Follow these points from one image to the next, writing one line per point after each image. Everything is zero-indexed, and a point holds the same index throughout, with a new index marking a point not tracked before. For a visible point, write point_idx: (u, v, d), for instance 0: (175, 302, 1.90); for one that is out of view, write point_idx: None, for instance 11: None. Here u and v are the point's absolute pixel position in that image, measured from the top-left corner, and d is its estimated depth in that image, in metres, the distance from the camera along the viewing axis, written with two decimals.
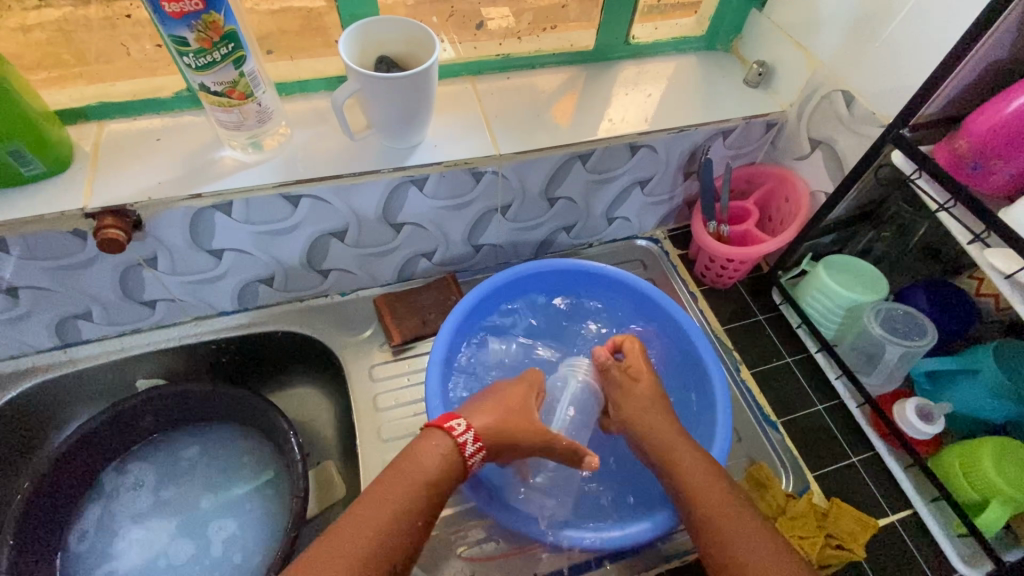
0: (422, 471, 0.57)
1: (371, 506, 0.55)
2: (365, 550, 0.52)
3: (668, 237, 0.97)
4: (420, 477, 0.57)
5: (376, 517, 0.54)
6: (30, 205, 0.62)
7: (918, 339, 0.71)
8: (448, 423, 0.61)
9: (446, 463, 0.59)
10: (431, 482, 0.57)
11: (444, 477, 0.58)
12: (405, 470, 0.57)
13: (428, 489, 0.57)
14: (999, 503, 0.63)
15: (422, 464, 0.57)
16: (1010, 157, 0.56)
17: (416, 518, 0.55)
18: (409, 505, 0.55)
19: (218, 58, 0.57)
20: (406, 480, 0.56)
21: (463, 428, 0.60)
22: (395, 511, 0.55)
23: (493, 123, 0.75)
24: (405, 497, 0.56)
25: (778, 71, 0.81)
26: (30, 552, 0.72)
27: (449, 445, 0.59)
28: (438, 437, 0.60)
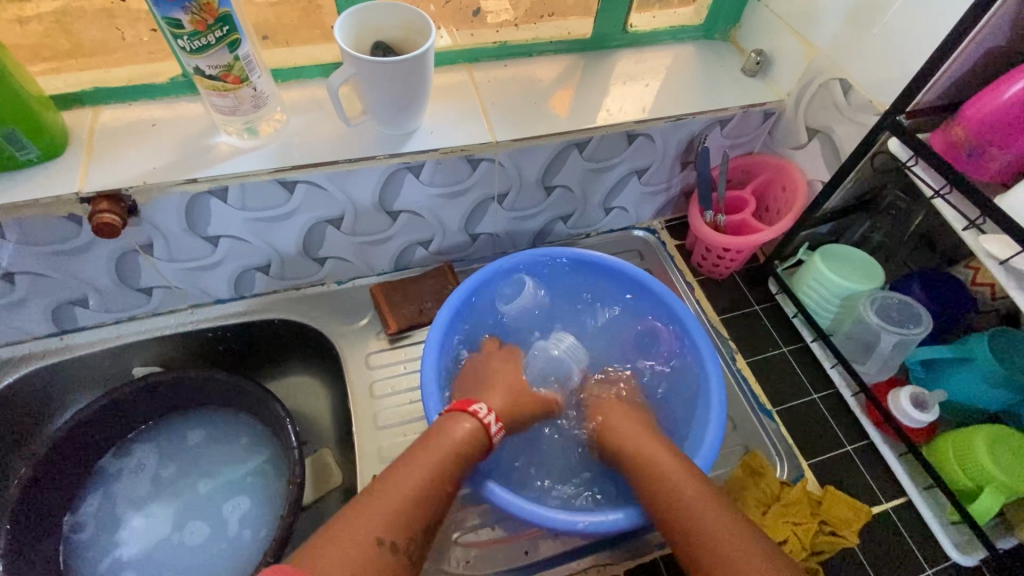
0: (451, 443, 0.58)
1: (401, 474, 0.55)
2: (396, 514, 0.52)
3: (666, 227, 0.97)
4: (449, 450, 0.58)
5: (405, 485, 0.54)
6: (25, 189, 0.61)
7: (914, 327, 0.71)
8: (471, 407, 0.62)
9: (472, 437, 0.60)
10: (459, 455, 0.58)
11: (470, 452, 0.59)
12: (436, 442, 0.58)
13: (456, 461, 0.58)
14: (993, 490, 0.63)
15: (452, 437, 0.59)
16: (1006, 143, 0.56)
17: (444, 490, 0.56)
18: (439, 475, 0.56)
19: (213, 41, 0.56)
20: (438, 451, 0.57)
21: (485, 411, 0.62)
22: (425, 479, 0.55)
23: (490, 111, 0.75)
24: (437, 467, 0.56)
25: (775, 60, 0.81)
26: (27, 537, 0.72)
27: (475, 425, 0.61)
28: (464, 419, 0.61)
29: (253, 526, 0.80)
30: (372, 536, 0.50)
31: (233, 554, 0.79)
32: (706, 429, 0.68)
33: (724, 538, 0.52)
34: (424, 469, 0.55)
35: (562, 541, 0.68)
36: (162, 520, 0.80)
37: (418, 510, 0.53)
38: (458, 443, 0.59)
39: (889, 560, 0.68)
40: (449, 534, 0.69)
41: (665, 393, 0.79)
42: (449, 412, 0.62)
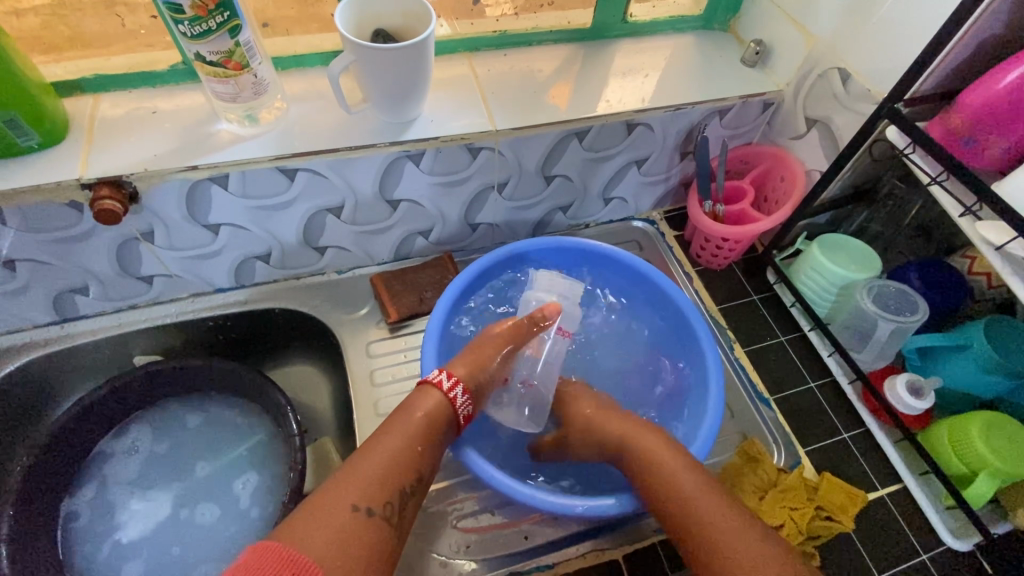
0: (416, 413, 0.59)
1: (378, 445, 0.56)
2: (377, 480, 0.53)
3: (665, 218, 0.97)
4: (418, 420, 0.59)
5: (377, 456, 0.55)
6: (26, 175, 0.62)
7: (910, 315, 0.72)
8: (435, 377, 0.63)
9: (438, 406, 0.61)
10: (428, 423, 0.59)
11: (438, 421, 0.60)
12: (403, 415, 0.59)
13: (427, 433, 0.59)
14: (987, 475, 0.64)
15: (419, 409, 0.60)
16: (1004, 131, 0.57)
17: (418, 458, 0.56)
18: (413, 442, 0.57)
19: (214, 26, 0.57)
20: (410, 423, 0.58)
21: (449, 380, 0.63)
22: (401, 446, 0.56)
23: (490, 100, 0.75)
24: (408, 436, 0.57)
25: (775, 50, 0.81)
26: (29, 524, 0.72)
27: (439, 396, 0.61)
28: (428, 391, 0.62)
29: (254, 514, 0.81)
30: (347, 503, 0.50)
31: (233, 541, 0.79)
32: (704, 416, 0.69)
33: (716, 522, 0.54)
34: (401, 439, 0.56)
35: (561, 527, 0.69)
36: (163, 507, 0.81)
37: (392, 477, 0.54)
38: (424, 413, 0.59)
39: (884, 545, 0.69)
40: (449, 520, 0.69)
41: (663, 382, 0.80)
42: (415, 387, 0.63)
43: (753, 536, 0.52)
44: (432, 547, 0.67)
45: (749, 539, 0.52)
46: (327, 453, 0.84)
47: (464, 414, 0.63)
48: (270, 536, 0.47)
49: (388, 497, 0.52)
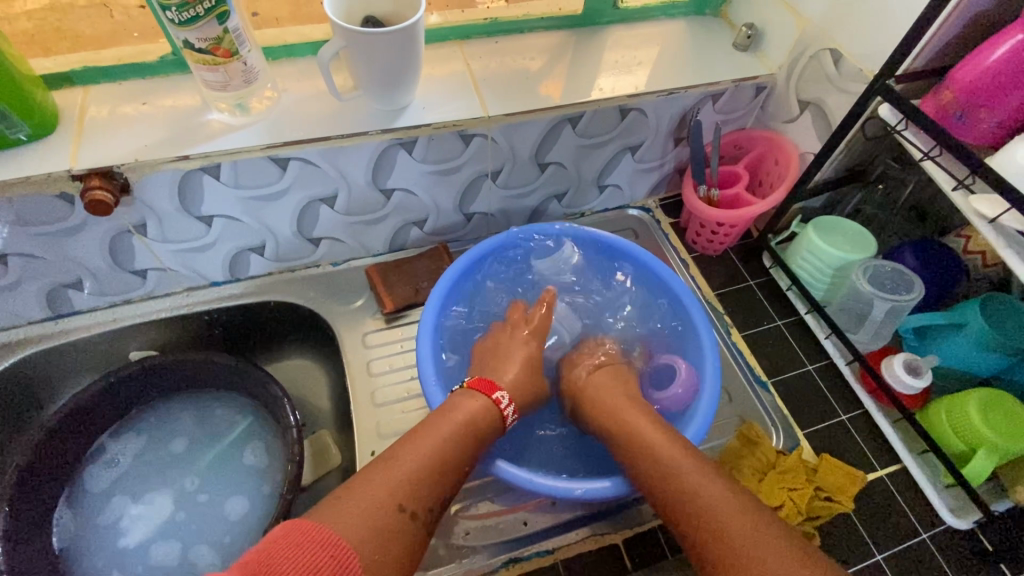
0: (463, 419, 0.60)
1: (427, 441, 0.57)
2: (420, 479, 0.54)
3: (660, 206, 0.97)
4: (462, 427, 0.59)
5: (419, 455, 0.55)
6: (16, 168, 0.61)
7: (907, 294, 0.71)
8: (493, 392, 0.64)
9: (483, 413, 0.62)
10: (471, 430, 0.60)
11: (480, 430, 0.61)
12: (448, 417, 0.60)
13: (474, 438, 0.60)
14: (986, 452, 0.64)
15: (467, 414, 0.60)
16: (995, 105, 0.57)
17: (456, 463, 0.57)
18: (461, 447, 0.58)
19: (201, 12, 0.56)
20: (460, 425, 0.59)
21: (505, 400, 0.65)
22: (451, 448, 0.57)
23: (481, 86, 0.75)
24: (451, 439, 0.58)
25: (767, 34, 0.81)
26: (27, 520, 0.72)
27: (487, 405, 0.63)
28: (478, 398, 0.63)
29: (255, 507, 0.81)
30: (390, 502, 0.51)
31: (235, 534, 0.79)
32: (700, 398, 0.69)
33: (702, 495, 0.53)
34: (449, 441, 0.58)
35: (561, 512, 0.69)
36: (163, 501, 0.81)
37: (430, 480, 0.54)
38: (474, 418, 0.61)
39: (883, 526, 0.69)
40: (449, 508, 0.69)
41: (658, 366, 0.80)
42: (464, 390, 0.64)
43: (735, 511, 0.51)
44: (433, 535, 0.67)
45: (734, 512, 0.51)
46: (325, 445, 0.84)
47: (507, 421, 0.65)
48: (314, 515, 0.47)
49: (427, 502, 0.53)
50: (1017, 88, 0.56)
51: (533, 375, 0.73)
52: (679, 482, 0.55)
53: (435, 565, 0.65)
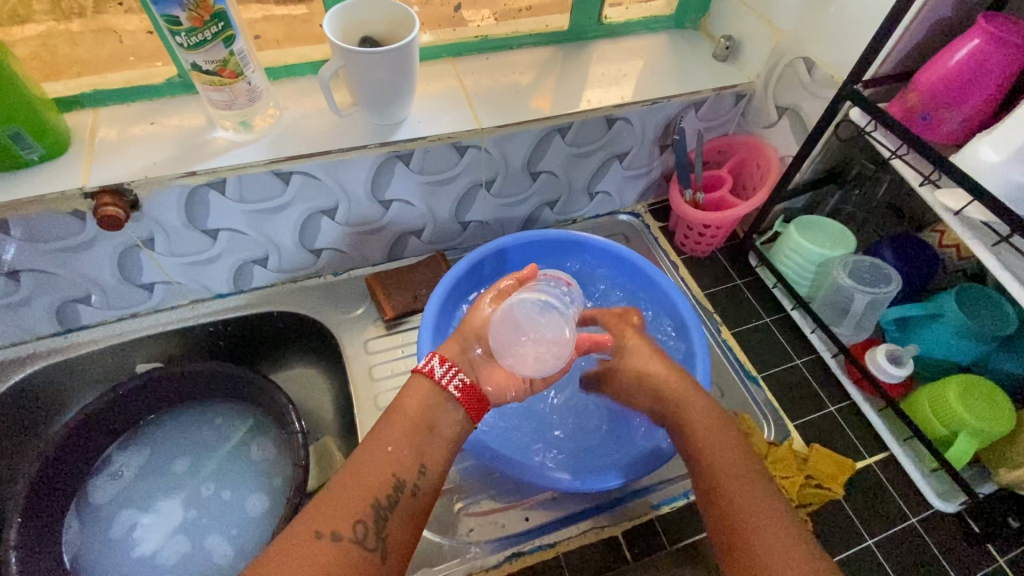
0: (404, 416, 0.57)
1: (369, 453, 0.54)
2: (367, 492, 0.52)
3: (649, 211, 1.01)
4: (403, 427, 0.56)
5: (354, 471, 0.53)
6: (29, 187, 0.64)
7: (885, 286, 0.75)
8: (431, 366, 0.60)
9: (427, 402, 0.58)
10: (414, 424, 0.56)
11: (427, 421, 0.57)
12: (390, 419, 0.57)
13: (420, 430, 0.57)
14: (966, 435, 0.66)
15: (405, 411, 0.57)
16: (956, 106, 0.61)
17: (397, 464, 0.54)
18: (408, 445, 0.55)
19: (209, 36, 0.60)
20: (401, 423, 0.56)
21: (446, 370, 0.60)
22: (396, 450, 0.55)
23: (474, 100, 0.78)
24: (396, 442, 0.55)
25: (744, 44, 0.85)
26: (38, 532, 0.73)
27: (430, 388, 0.59)
28: (419, 381, 0.60)
29: (261, 514, 0.82)
30: (313, 529, 0.49)
31: (243, 540, 0.80)
32: None
33: (741, 495, 0.54)
34: (394, 444, 0.55)
35: (561, 506, 0.71)
36: (172, 510, 0.82)
37: (376, 491, 0.52)
38: (415, 407, 0.58)
39: (873, 511, 0.71)
40: (453, 506, 0.71)
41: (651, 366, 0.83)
42: (407, 380, 0.61)
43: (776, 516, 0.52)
44: (436, 532, 0.68)
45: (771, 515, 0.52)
46: (329, 450, 0.85)
47: (457, 394, 0.60)
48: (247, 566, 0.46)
49: (358, 517, 0.50)
50: (977, 90, 0.59)
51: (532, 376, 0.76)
52: (725, 477, 0.56)
53: (440, 561, 0.67)
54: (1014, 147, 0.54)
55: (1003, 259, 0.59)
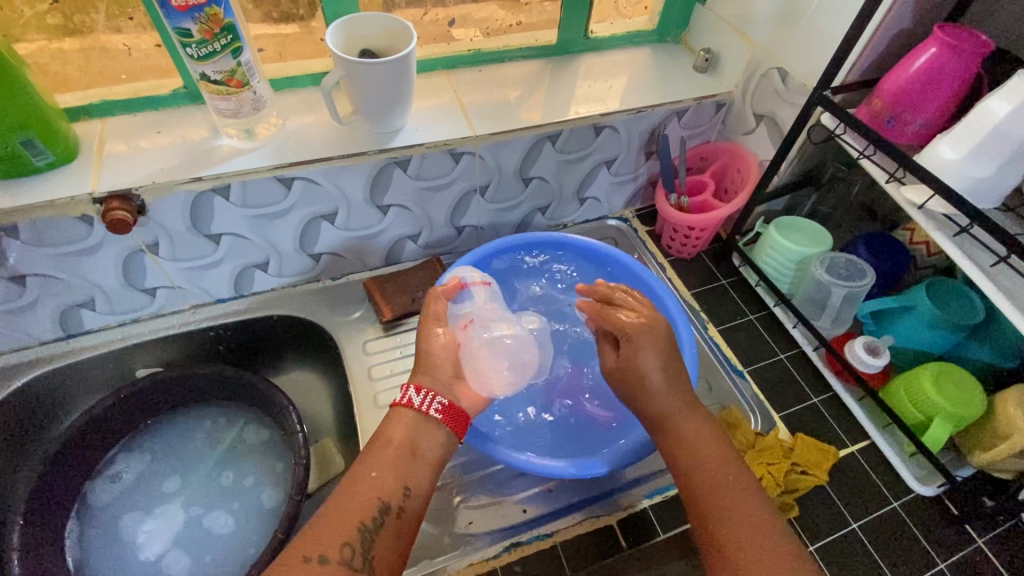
0: (388, 443, 0.59)
1: (354, 480, 0.56)
2: (353, 517, 0.54)
3: (636, 216, 1.05)
4: (388, 454, 0.58)
5: (341, 499, 0.55)
6: (40, 192, 0.66)
7: (860, 280, 0.79)
8: (407, 397, 0.62)
9: (410, 430, 0.60)
10: (398, 448, 0.59)
11: (410, 447, 0.59)
12: (373, 447, 0.59)
13: (404, 455, 0.59)
14: (941, 419, 0.70)
15: (387, 440, 0.59)
16: (918, 109, 0.66)
17: (382, 486, 0.56)
18: (393, 468, 0.57)
19: (218, 48, 0.63)
20: (383, 450, 0.58)
21: (423, 398, 0.62)
22: (382, 474, 0.57)
23: (468, 110, 0.82)
24: (382, 467, 0.57)
25: (722, 57, 0.90)
26: (39, 536, 0.73)
27: (412, 418, 0.61)
28: (399, 412, 0.61)
29: (260, 516, 0.83)
30: (301, 554, 0.51)
31: (242, 541, 0.81)
32: None
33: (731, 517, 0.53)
34: (379, 470, 0.57)
35: (556, 498, 0.73)
36: (172, 514, 0.83)
37: (362, 515, 0.54)
38: (400, 434, 0.60)
39: (857, 497, 0.74)
40: (451, 499, 0.72)
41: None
42: (388, 412, 0.62)
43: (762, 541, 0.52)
44: (436, 525, 0.70)
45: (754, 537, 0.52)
46: (329, 453, 0.87)
47: (438, 417, 0.61)
48: None
49: (344, 539, 0.52)
50: (936, 95, 0.64)
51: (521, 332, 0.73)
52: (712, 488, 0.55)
53: (440, 554, 0.68)
54: (970, 145, 0.59)
55: (965, 249, 0.63)
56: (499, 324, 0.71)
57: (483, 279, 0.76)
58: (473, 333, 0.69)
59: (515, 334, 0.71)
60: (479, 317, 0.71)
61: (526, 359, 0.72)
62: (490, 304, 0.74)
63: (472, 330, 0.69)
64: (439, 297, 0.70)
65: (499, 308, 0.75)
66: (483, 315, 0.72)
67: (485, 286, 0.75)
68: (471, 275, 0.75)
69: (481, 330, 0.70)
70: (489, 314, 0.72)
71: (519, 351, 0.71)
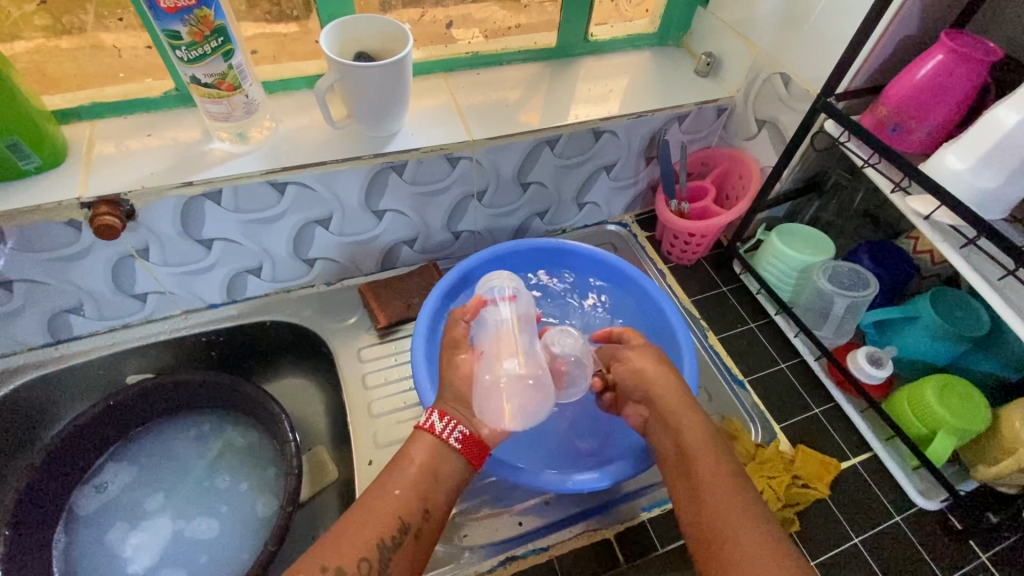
0: (410, 463, 0.58)
1: (377, 498, 0.56)
2: (375, 534, 0.53)
3: (636, 221, 1.03)
4: (410, 473, 0.57)
5: (359, 515, 0.55)
6: (27, 197, 0.65)
7: (863, 290, 0.77)
8: (431, 420, 0.61)
9: (432, 453, 0.59)
10: (421, 471, 0.58)
11: (432, 469, 0.58)
12: (398, 467, 0.58)
13: (428, 477, 0.58)
14: (945, 434, 0.68)
15: (413, 461, 0.58)
16: (924, 117, 0.64)
17: (404, 506, 0.56)
18: (416, 491, 0.57)
19: (209, 50, 0.61)
20: (408, 473, 0.57)
21: (448, 424, 0.60)
22: (406, 495, 0.56)
23: (465, 114, 0.81)
24: (406, 488, 0.57)
25: (724, 61, 0.89)
26: (25, 546, 0.72)
27: (433, 442, 0.60)
28: (421, 434, 0.60)
29: (252, 525, 0.82)
30: (321, 562, 0.51)
31: (233, 551, 0.80)
32: None
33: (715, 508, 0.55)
34: (405, 489, 0.56)
35: (553, 511, 0.71)
36: (162, 524, 0.81)
37: (386, 532, 0.54)
38: (422, 456, 0.59)
39: (858, 511, 0.73)
40: None
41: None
42: (411, 433, 0.61)
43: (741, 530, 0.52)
44: None
45: (734, 521, 0.53)
46: (322, 461, 0.86)
47: (459, 445, 0.60)
48: None
49: (363, 554, 0.52)
50: (942, 103, 0.63)
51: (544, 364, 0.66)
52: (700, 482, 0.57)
53: (434, 567, 0.67)
54: (977, 154, 0.57)
55: (971, 261, 0.62)
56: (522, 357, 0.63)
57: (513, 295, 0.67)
58: (483, 364, 0.63)
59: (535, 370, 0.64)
60: (502, 344, 0.64)
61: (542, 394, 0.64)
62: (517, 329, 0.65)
63: (493, 359, 0.63)
64: (459, 320, 0.67)
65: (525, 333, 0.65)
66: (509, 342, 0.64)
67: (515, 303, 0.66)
68: (503, 291, 0.67)
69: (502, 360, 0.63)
70: (515, 342, 0.64)
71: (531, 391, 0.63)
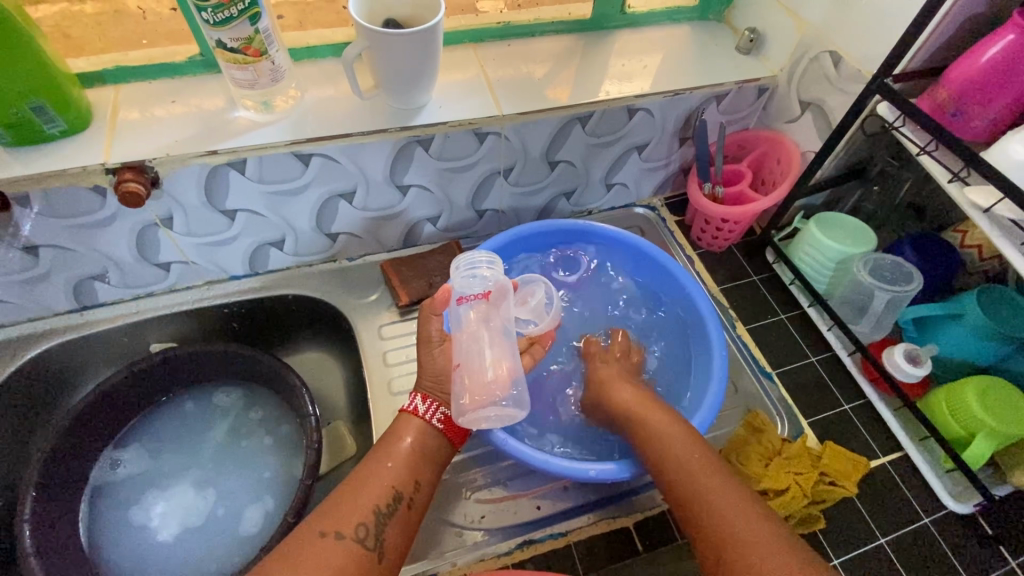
0: (399, 441, 0.61)
1: (367, 473, 0.58)
2: (370, 502, 0.56)
3: (665, 204, 1.00)
4: (402, 450, 0.60)
5: (354, 489, 0.57)
6: (51, 161, 0.64)
7: (906, 285, 0.74)
8: (411, 404, 0.63)
9: (418, 433, 0.62)
10: (409, 451, 0.60)
11: (419, 448, 0.61)
12: (386, 443, 0.61)
13: (417, 455, 0.60)
14: (985, 436, 0.66)
15: (398, 442, 0.61)
16: (987, 102, 0.60)
17: (396, 476, 0.58)
18: (405, 467, 0.59)
19: (236, 13, 0.59)
20: (393, 451, 0.60)
21: (427, 406, 0.62)
22: (393, 470, 0.58)
23: (494, 86, 0.78)
24: (395, 462, 0.59)
25: (769, 37, 0.84)
26: (52, 507, 0.73)
27: (419, 425, 0.62)
28: (404, 420, 0.62)
29: (270, 495, 0.82)
30: (318, 529, 0.53)
31: (252, 519, 0.81)
32: (709, 387, 0.71)
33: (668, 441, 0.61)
34: (392, 465, 0.59)
35: (571, 496, 0.71)
36: (182, 490, 0.82)
37: (377, 501, 0.56)
38: (408, 442, 0.61)
39: (886, 510, 0.71)
40: (463, 492, 0.71)
41: (675, 369, 0.79)
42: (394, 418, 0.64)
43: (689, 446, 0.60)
44: (447, 518, 0.69)
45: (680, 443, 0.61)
46: (341, 435, 0.86)
47: (440, 427, 0.62)
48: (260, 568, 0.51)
49: (360, 518, 0.55)
50: (1010, 87, 0.59)
51: (511, 360, 0.65)
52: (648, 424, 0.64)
53: (450, 546, 0.67)
54: None
55: None
56: (494, 353, 0.64)
57: (485, 291, 0.64)
58: (456, 363, 0.63)
59: (507, 366, 0.64)
60: (474, 338, 0.64)
61: (520, 397, 0.65)
62: (486, 319, 0.64)
63: (465, 357, 0.63)
64: (432, 316, 0.65)
65: (501, 326, 0.65)
66: (482, 336, 0.64)
67: (487, 299, 0.64)
68: (477, 286, 0.63)
69: (467, 355, 0.63)
70: (482, 337, 0.64)
71: (506, 393, 0.64)
